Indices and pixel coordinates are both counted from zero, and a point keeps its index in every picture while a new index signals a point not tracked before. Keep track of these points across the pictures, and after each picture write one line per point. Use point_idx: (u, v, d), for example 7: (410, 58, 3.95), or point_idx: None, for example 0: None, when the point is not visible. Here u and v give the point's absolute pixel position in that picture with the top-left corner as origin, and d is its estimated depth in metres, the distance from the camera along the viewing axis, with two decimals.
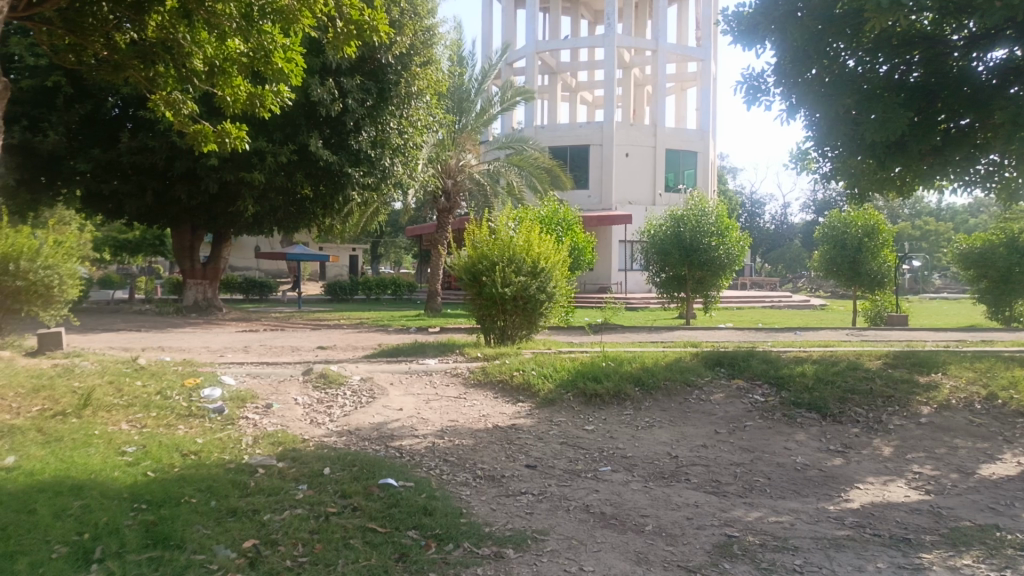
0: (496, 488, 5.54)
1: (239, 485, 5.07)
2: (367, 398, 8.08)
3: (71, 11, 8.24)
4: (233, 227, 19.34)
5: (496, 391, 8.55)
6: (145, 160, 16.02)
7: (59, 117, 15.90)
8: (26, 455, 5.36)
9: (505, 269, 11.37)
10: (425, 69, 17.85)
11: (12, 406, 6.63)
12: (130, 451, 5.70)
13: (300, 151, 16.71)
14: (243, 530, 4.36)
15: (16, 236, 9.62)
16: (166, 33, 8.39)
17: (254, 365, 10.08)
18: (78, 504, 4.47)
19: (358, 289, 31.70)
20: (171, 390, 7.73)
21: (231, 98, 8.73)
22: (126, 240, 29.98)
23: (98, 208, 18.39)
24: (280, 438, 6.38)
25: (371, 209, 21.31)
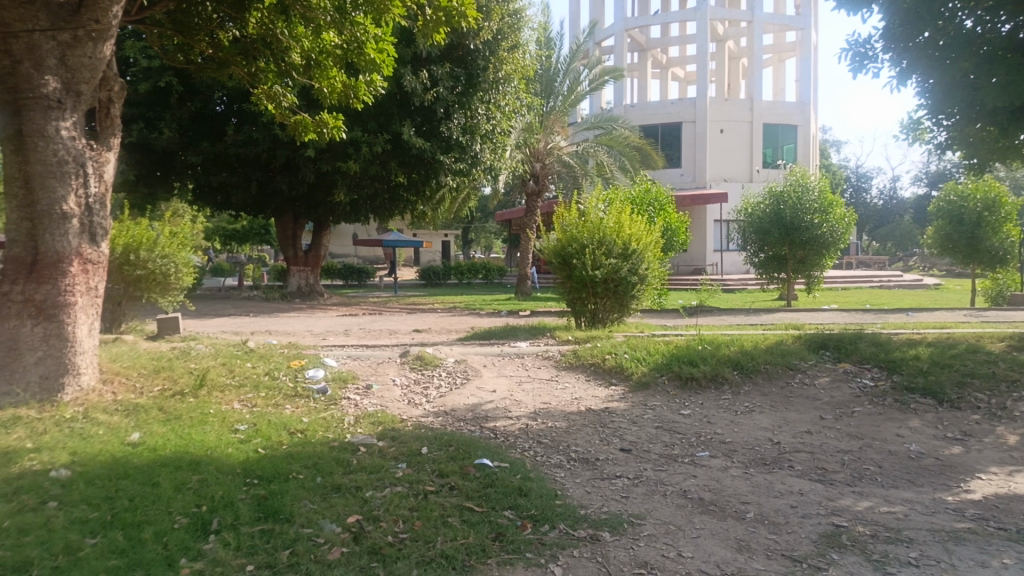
0: (591, 471, 5.51)
1: (343, 462, 5.27)
2: (461, 380, 8.22)
3: (179, 12, 8.68)
4: (332, 215, 20.01)
5: (588, 373, 8.52)
6: (249, 152, 16.81)
7: (172, 115, 16.86)
8: (150, 432, 5.76)
9: (595, 251, 11.29)
10: (512, 54, 17.91)
11: (136, 386, 7.13)
12: (242, 429, 6.02)
13: (394, 139, 17.04)
14: (346, 506, 4.52)
15: (136, 228, 10.31)
16: (266, 29, 8.72)
17: (353, 347, 10.41)
18: (196, 478, 4.76)
19: (451, 274, 32.19)
20: (278, 371, 8.11)
21: (328, 89, 8.96)
22: (234, 230, 31.64)
23: (209, 200, 19.45)
24: (380, 417, 6.58)
25: (462, 194, 21.60)
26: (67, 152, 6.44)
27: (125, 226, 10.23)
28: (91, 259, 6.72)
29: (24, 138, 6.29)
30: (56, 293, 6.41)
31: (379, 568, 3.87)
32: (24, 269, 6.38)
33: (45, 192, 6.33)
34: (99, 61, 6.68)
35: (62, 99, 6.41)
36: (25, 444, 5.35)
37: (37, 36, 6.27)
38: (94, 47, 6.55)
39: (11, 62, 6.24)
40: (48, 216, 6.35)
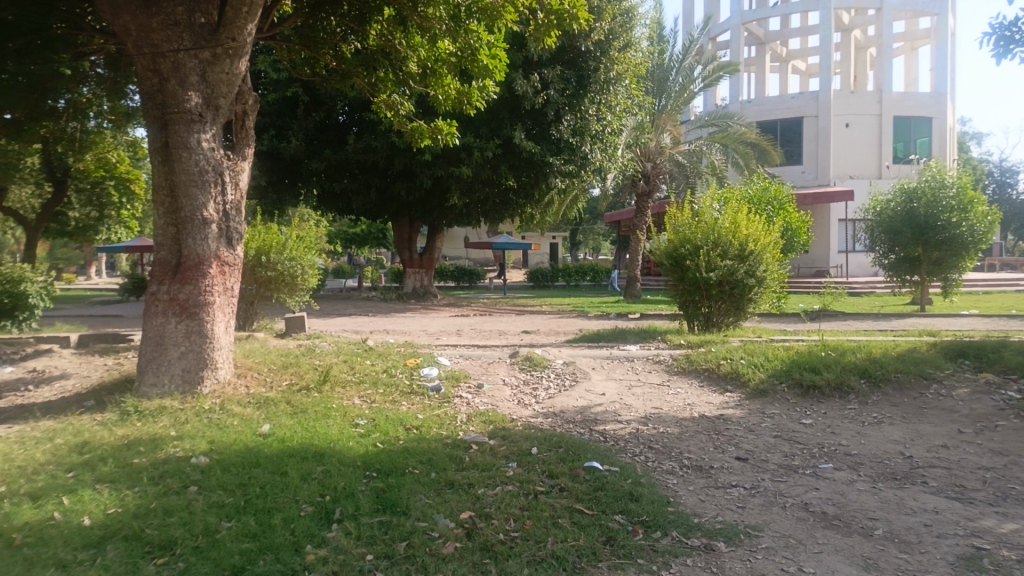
0: (705, 479, 5.36)
1: (456, 459, 5.40)
2: (571, 381, 8.23)
3: (306, 28, 9.17)
4: (445, 218, 20.47)
5: (701, 379, 8.31)
6: (369, 159, 17.54)
7: (299, 125, 17.84)
8: (279, 424, 6.13)
9: (710, 252, 10.97)
10: (623, 54, 17.90)
11: (267, 380, 7.62)
12: (362, 424, 6.30)
13: (505, 143, 17.25)
14: (460, 502, 4.63)
15: (267, 233, 11.05)
16: (385, 39, 9.11)
17: (466, 347, 10.66)
18: (320, 469, 5.02)
19: (559, 276, 32.30)
20: (395, 369, 8.43)
21: (442, 96, 9.22)
22: (354, 233, 33.23)
23: (332, 205, 20.43)
24: (491, 416, 6.69)
25: (571, 196, 21.64)
26: (207, 162, 6.96)
27: (257, 230, 10.98)
28: (228, 261, 7.22)
29: (171, 150, 6.87)
30: (198, 292, 6.93)
31: (491, 565, 3.94)
32: (170, 270, 6.96)
33: (189, 200, 6.87)
34: (236, 77, 7.18)
35: (203, 113, 6.93)
36: (170, 432, 5.83)
37: (183, 55, 6.81)
38: (231, 64, 7.04)
39: (160, 80, 6.84)
40: (191, 221, 6.89)
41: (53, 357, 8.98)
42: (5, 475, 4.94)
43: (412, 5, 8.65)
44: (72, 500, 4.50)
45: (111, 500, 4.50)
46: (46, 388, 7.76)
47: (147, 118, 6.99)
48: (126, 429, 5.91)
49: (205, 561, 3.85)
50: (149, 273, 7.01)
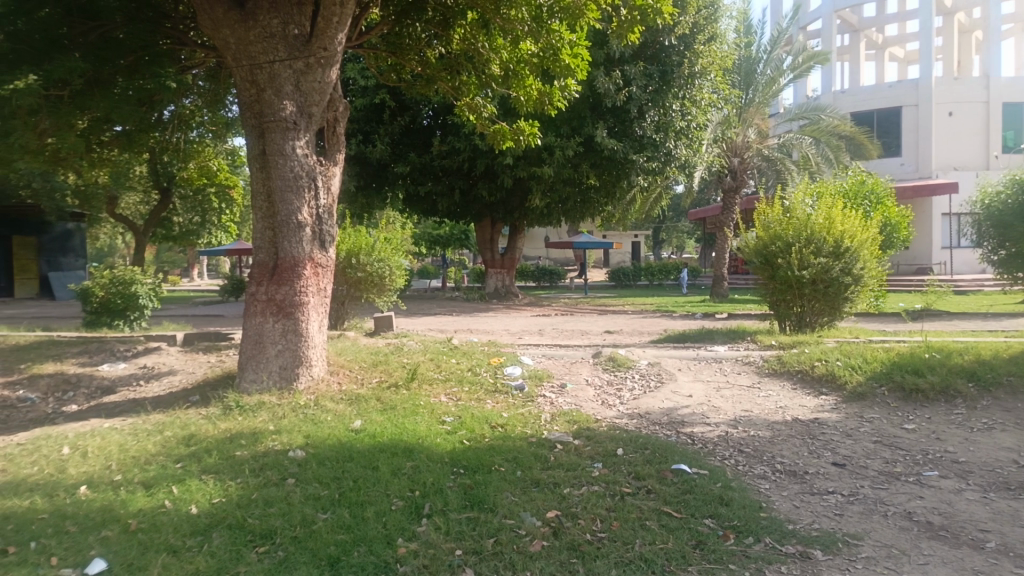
0: (799, 485, 5.18)
1: (541, 458, 5.42)
2: (656, 382, 8.12)
3: (392, 35, 9.40)
4: (527, 219, 20.54)
5: (794, 381, 8.03)
6: (452, 161, 17.84)
7: (386, 130, 18.31)
8: (370, 420, 6.32)
9: (803, 250, 10.60)
10: (709, 47, 17.56)
11: (358, 377, 7.87)
12: (448, 421, 6.41)
13: (586, 142, 17.17)
14: (546, 501, 4.64)
15: (356, 236, 11.41)
16: (468, 43, 9.25)
17: (548, 347, 10.67)
18: (410, 465, 5.15)
19: (642, 275, 31.89)
20: (480, 367, 8.54)
21: (524, 97, 9.34)
22: (438, 234, 33.84)
23: (416, 207, 20.87)
24: (575, 416, 6.67)
25: (654, 194, 21.35)
26: (302, 168, 7.23)
27: (347, 233, 11.36)
28: (322, 263, 7.48)
29: (268, 157, 7.19)
30: (293, 293, 7.22)
31: (579, 565, 3.94)
32: (268, 272, 7.28)
33: (285, 204, 7.16)
34: (327, 85, 7.45)
35: (297, 121, 7.22)
36: (269, 426, 6.10)
37: (278, 65, 7.12)
38: (322, 73, 7.32)
39: (257, 90, 7.16)
40: (286, 225, 7.18)
41: (161, 354, 9.56)
42: (121, 465, 5.29)
43: (495, 7, 8.72)
44: (180, 489, 4.77)
45: (216, 490, 4.75)
46: (156, 383, 8.27)
47: (246, 127, 7.34)
48: (228, 423, 6.23)
49: (303, 551, 4.02)
50: (248, 275, 7.35)
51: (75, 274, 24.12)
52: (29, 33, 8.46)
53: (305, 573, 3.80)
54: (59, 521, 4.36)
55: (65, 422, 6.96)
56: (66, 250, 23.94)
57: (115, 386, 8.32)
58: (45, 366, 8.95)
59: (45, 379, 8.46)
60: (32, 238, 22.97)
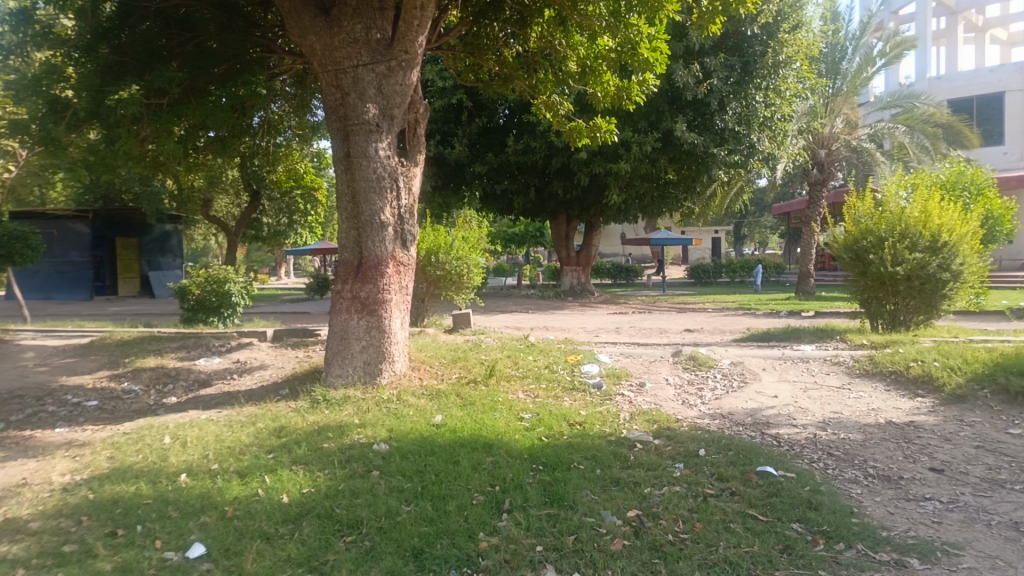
0: (894, 490, 4.95)
1: (621, 457, 5.37)
2: (739, 382, 7.92)
3: (471, 36, 9.54)
4: (603, 216, 20.39)
5: (887, 382, 7.70)
6: (528, 160, 17.91)
7: (463, 130, 18.54)
8: (450, 415, 6.42)
9: (896, 244, 10.13)
10: (794, 35, 17.04)
11: (438, 373, 8.01)
12: (527, 417, 6.45)
13: (665, 136, 16.89)
14: (626, 500, 4.60)
15: (435, 234, 11.59)
16: (546, 41, 9.25)
17: (627, 345, 10.57)
18: (489, 460, 5.20)
19: (722, 272, 31.14)
20: (557, 365, 8.55)
21: (602, 93, 9.35)
22: (514, 232, 34.03)
23: (493, 206, 21.04)
24: (655, 416, 6.59)
25: (735, 188, 20.84)
26: (384, 169, 7.41)
27: (426, 232, 11.55)
28: (403, 262, 7.65)
29: (352, 159, 7.40)
30: (377, 291, 7.41)
31: (661, 565, 3.89)
32: (353, 271, 7.49)
33: (368, 205, 7.35)
34: (408, 87, 7.61)
35: (380, 123, 7.39)
36: (354, 419, 6.29)
37: (361, 70, 7.32)
38: (403, 75, 7.49)
39: (342, 95, 7.39)
40: (370, 224, 7.37)
41: (253, 349, 9.99)
42: (217, 454, 5.57)
43: (572, 4, 8.68)
44: (272, 478, 4.98)
45: (305, 480, 4.94)
46: (248, 376, 8.66)
47: (331, 130, 7.57)
48: (316, 416, 6.46)
49: (388, 541, 4.12)
50: (334, 273, 7.59)
51: (172, 274, 25.39)
52: (131, 47, 9.18)
53: (390, 563, 3.90)
54: (163, 506, 4.62)
55: (166, 413, 7.38)
56: (165, 250, 25.29)
57: (211, 379, 8.76)
58: (148, 360, 9.51)
59: (148, 372, 8.99)
60: (134, 239, 24.40)
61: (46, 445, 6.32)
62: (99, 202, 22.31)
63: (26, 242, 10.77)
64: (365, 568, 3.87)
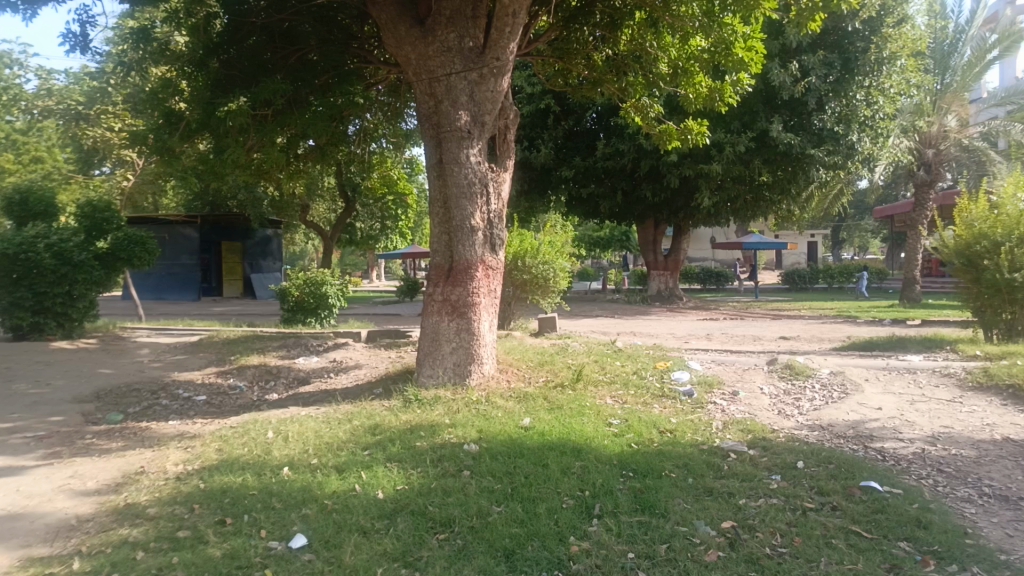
0: (1013, 512, 4.63)
1: (714, 466, 5.26)
2: (839, 393, 7.59)
3: (560, 40, 9.48)
4: (693, 219, 19.96)
5: (1004, 396, 7.20)
6: (615, 163, 17.78)
7: (550, 134, 18.58)
8: (539, 418, 6.45)
9: (1015, 249, 9.48)
10: (899, 30, 16.30)
11: (526, 376, 8.06)
12: (615, 423, 6.39)
13: (759, 137, 16.45)
14: (720, 510, 4.50)
15: (522, 239, 11.66)
16: (637, 43, 9.16)
17: (718, 352, 10.32)
18: (578, 465, 5.19)
19: (819, 278, 29.94)
20: (645, 371, 8.45)
21: (693, 95, 9.26)
22: (601, 236, 33.93)
23: (580, 210, 20.99)
24: (750, 426, 6.40)
25: (833, 190, 20.01)
26: (475, 175, 7.53)
27: (513, 237, 11.65)
28: (493, 265, 7.75)
29: (444, 165, 7.55)
30: (467, 294, 7.54)
31: None
32: (444, 274, 7.64)
33: (459, 210, 7.49)
34: (499, 94, 7.70)
35: (471, 129, 7.53)
36: (445, 419, 6.42)
37: (454, 78, 7.47)
38: (495, 82, 7.59)
39: (435, 102, 7.56)
40: (461, 229, 7.50)
41: (348, 349, 10.35)
42: (317, 449, 5.80)
43: (664, 6, 8.56)
44: (368, 474, 5.15)
45: (400, 477, 5.07)
46: (344, 375, 8.97)
47: (424, 137, 7.75)
48: (409, 415, 6.62)
49: (480, 541, 4.18)
50: (427, 276, 7.76)
51: (274, 276, 26.60)
52: (239, 61, 9.65)
53: (483, 563, 3.95)
54: (267, 497, 4.85)
55: (269, 408, 7.74)
56: (267, 253, 26.45)
57: (310, 377, 9.12)
58: (251, 358, 10.00)
59: (252, 370, 9.46)
60: (238, 243, 25.73)
61: (161, 437, 6.75)
62: (206, 208, 23.72)
63: (144, 246, 11.58)
64: (458, 566, 3.94)
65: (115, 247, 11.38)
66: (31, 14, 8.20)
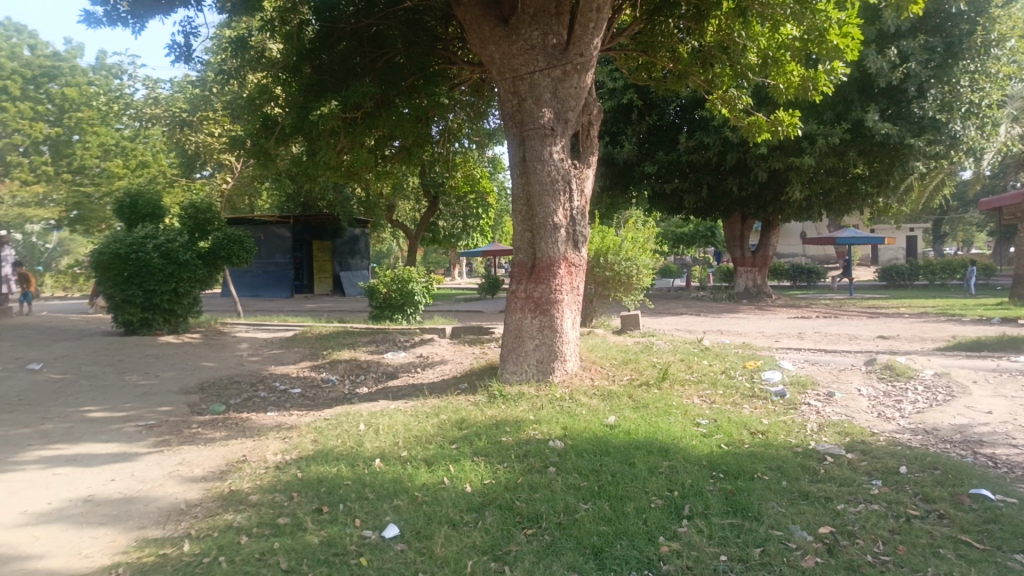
0: None
1: (810, 470, 5.08)
2: (944, 397, 7.18)
3: (645, 33, 9.32)
4: (782, 214, 19.30)
5: None
6: (701, 157, 17.41)
7: (633, 129, 18.37)
8: (624, 416, 6.40)
9: None
10: (1009, 10, 15.31)
11: (610, 374, 8.00)
12: (704, 423, 6.27)
13: (853, 127, 15.77)
14: (817, 515, 4.35)
15: (606, 236, 11.59)
16: (724, 34, 8.91)
17: (811, 351, 9.96)
18: (666, 464, 5.12)
19: (919, 274, 28.41)
20: (734, 370, 8.25)
21: (784, 85, 9.01)
22: (685, 232, 33.39)
23: (663, 206, 20.65)
24: (847, 428, 6.15)
25: (935, 181, 18.94)
26: (558, 172, 7.54)
27: (595, 233, 11.58)
28: (576, 262, 7.72)
29: (528, 163, 7.58)
30: (550, 291, 7.55)
31: None
32: (527, 271, 7.67)
33: (542, 207, 7.51)
34: (583, 90, 7.67)
35: (555, 127, 7.53)
36: (529, 415, 6.46)
37: (538, 75, 7.50)
38: (578, 79, 7.56)
39: (519, 100, 7.60)
40: (544, 226, 7.52)
41: (433, 345, 10.56)
42: (406, 442, 5.95)
43: None
44: (456, 468, 5.24)
45: (487, 472, 5.14)
46: (430, 371, 9.14)
47: (508, 135, 7.80)
48: (494, 410, 6.70)
49: (568, 537, 4.19)
50: (510, 273, 7.81)
51: (360, 274, 27.71)
52: (330, 66, 9.96)
53: (572, 559, 3.96)
54: (361, 488, 5.01)
55: (360, 402, 7.99)
56: (354, 252, 27.49)
57: (398, 372, 9.34)
58: (342, 353, 10.35)
59: (343, 364, 9.79)
60: (328, 242, 26.63)
61: (260, 427, 7.06)
62: (298, 208, 24.65)
63: (241, 245, 12.05)
64: (547, 561, 3.96)
65: (215, 246, 12.01)
66: (139, 28, 8.72)
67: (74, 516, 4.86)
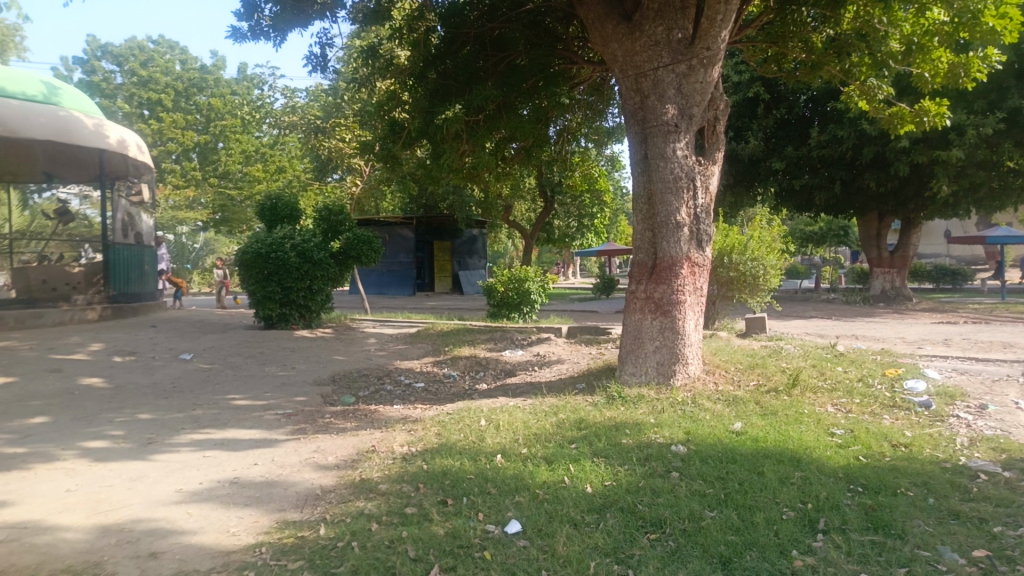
0: None
1: (960, 487, 4.70)
2: None
3: (776, 24, 8.87)
4: (924, 211, 17.98)
5: None
6: (832, 152, 16.52)
7: (759, 124, 17.68)
8: (751, 423, 6.17)
9: None
10: None
11: (735, 379, 7.72)
12: (839, 434, 5.93)
13: (1009, 115, 14.59)
14: (970, 537, 4.03)
15: (731, 235, 11.22)
16: (862, 20, 8.37)
17: (959, 360, 9.21)
18: (798, 475, 4.89)
19: None
20: (872, 378, 7.76)
21: (930, 73, 8.50)
22: (814, 231, 31.71)
23: (791, 204, 19.73)
24: (1003, 444, 5.63)
25: None
26: (682, 169, 7.38)
27: (719, 233, 11.23)
28: (699, 262, 7.51)
29: (649, 161, 7.45)
30: (672, 291, 7.38)
31: None
32: (647, 271, 7.53)
33: (664, 206, 7.36)
34: (709, 85, 7.47)
35: (678, 123, 7.37)
36: (650, 418, 6.35)
37: (662, 71, 7.37)
38: (704, 73, 7.38)
39: (641, 98, 7.49)
40: (665, 225, 7.37)
41: (551, 344, 10.62)
42: (526, 439, 6.02)
43: None
44: (577, 468, 5.23)
45: (607, 473, 5.11)
46: (549, 370, 9.18)
47: (629, 133, 7.70)
48: (613, 412, 6.64)
49: (694, 545, 4.09)
50: (629, 274, 7.70)
51: (479, 273, 28.28)
52: (453, 70, 10.20)
53: (698, 566, 3.86)
54: (483, 482, 5.11)
55: (481, 398, 8.15)
56: (473, 252, 28.07)
57: (517, 370, 9.45)
58: (463, 350, 10.60)
59: (464, 361, 10.01)
60: (448, 242, 27.30)
61: (388, 420, 7.35)
62: (421, 209, 25.43)
63: (370, 245, 12.69)
64: (672, 568, 3.88)
65: (347, 246, 12.70)
66: (280, 41, 9.28)
67: (221, 496, 5.25)
